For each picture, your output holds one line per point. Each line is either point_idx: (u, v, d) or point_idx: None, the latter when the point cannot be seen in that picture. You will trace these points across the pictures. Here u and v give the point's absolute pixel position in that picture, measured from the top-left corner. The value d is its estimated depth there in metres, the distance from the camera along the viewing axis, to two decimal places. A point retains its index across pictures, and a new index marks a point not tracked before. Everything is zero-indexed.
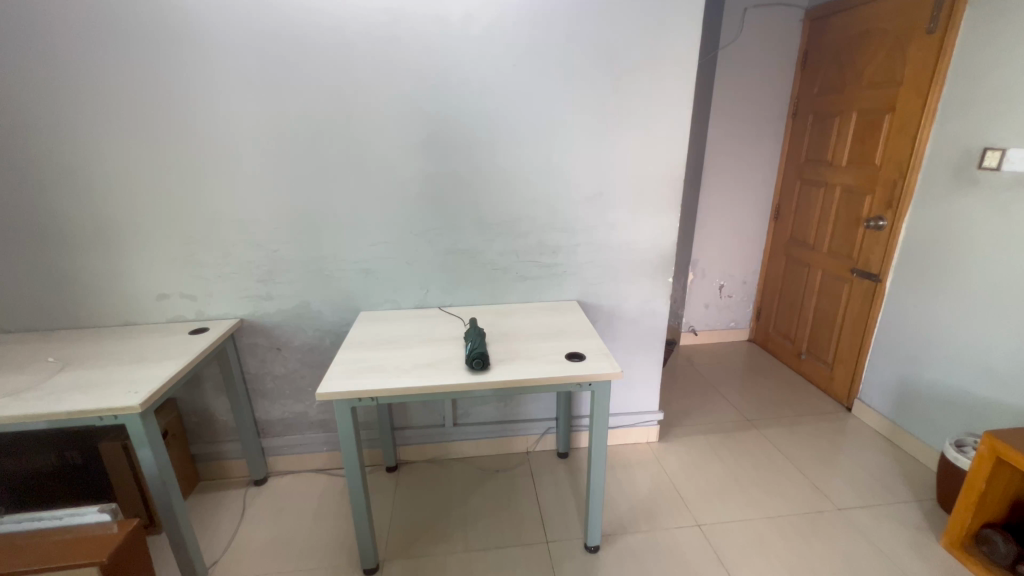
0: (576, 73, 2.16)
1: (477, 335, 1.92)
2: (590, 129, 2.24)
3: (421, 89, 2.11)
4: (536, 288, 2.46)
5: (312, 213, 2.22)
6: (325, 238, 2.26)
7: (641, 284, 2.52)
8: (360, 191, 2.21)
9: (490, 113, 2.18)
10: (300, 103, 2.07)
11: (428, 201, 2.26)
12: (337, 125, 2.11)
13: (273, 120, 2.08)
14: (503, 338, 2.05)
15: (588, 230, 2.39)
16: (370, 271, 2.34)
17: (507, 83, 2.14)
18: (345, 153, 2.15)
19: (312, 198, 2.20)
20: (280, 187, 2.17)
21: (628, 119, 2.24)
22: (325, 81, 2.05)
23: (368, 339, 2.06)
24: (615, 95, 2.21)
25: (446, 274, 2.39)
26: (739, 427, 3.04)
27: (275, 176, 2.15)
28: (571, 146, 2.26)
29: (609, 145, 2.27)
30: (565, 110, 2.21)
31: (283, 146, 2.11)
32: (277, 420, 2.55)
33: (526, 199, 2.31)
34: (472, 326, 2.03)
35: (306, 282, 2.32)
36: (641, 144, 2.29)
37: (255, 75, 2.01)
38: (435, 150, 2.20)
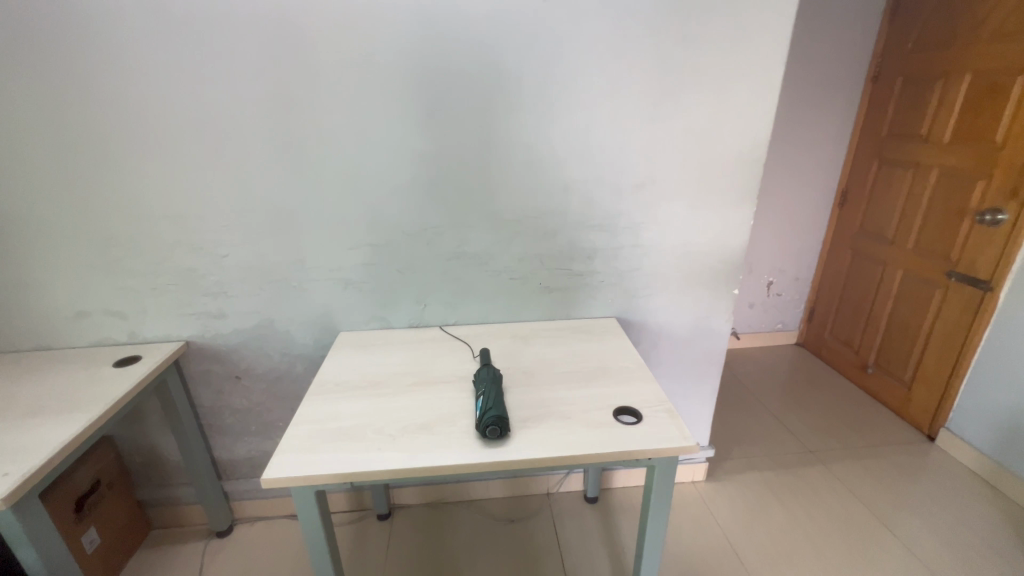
0: (630, 15, 1.55)
1: (491, 384, 1.39)
2: (643, 94, 1.65)
3: (413, 36, 1.51)
4: (564, 302, 1.92)
5: (270, 206, 1.67)
6: (289, 239, 1.72)
7: (697, 297, 1.97)
8: (333, 177, 1.65)
9: (510, 72, 1.58)
10: (243, 52, 1.48)
11: (424, 191, 1.70)
12: (299, 86, 1.53)
13: (207, 78, 1.50)
14: (526, 380, 1.52)
15: (636, 227, 1.83)
16: (350, 281, 1.80)
17: (536, 20, 1.53)
18: (311, 126, 1.58)
19: (268, 187, 1.64)
20: (224, 171, 1.61)
21: (697, 77, 1.64)
22: (278, 23, 1.46)
23: (345, 379, 1.54)
24: (681, 47, 1.60)
25: (448, 285, 1.85)
26: (800, 460, 2.54)
27: (217, 157, 1.59)
28: (619, 112, 1.66)
29: (667, 115, 1.68)
30: (613, 61, 1.60)
31: (224, 115, 1.54)
32: (241, 460, 2.07)
33: (554, 187, 1.74)
34: (484, 367, 1.49)
35: (268, 296, 1.79)
36: (712, 111, 1.69)
37: (179, 13, 1.43)
38: (433, 120, 1.61)
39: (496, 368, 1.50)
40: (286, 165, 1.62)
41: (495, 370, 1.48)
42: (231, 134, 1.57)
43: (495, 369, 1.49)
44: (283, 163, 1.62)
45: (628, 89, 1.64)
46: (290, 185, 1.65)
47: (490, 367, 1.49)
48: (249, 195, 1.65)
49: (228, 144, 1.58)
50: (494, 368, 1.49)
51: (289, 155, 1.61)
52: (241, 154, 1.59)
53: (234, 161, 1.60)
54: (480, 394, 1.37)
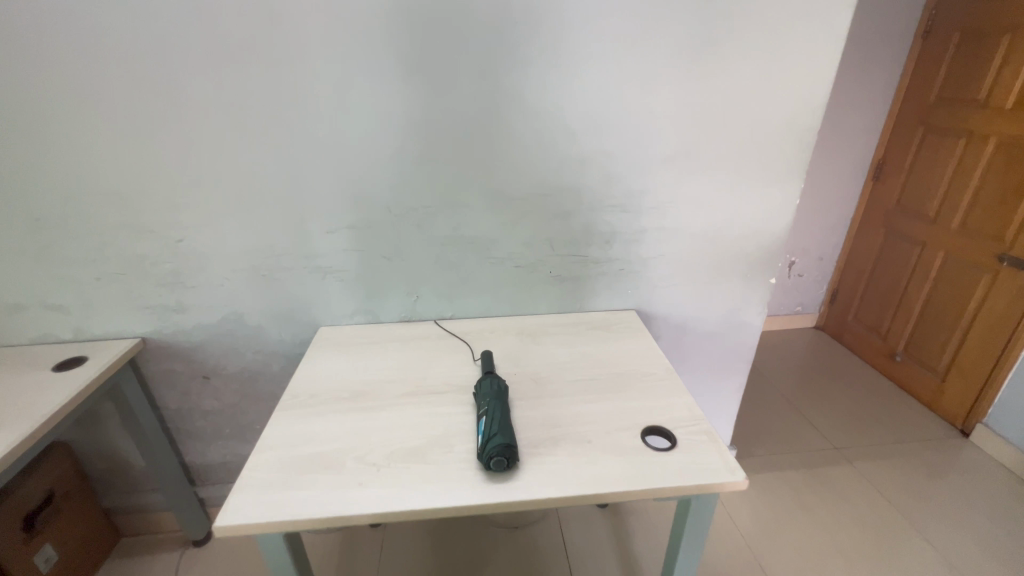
0: None
1: (495, 401, 1.16)
2: (679, 46, 1.35)
3: None
4: (577, 293, 1.67)
5: (229, 181, 1.40)
6: (255, 222, 1.46)
7: (728, 288, 1.73)
8: (304, 146, 1.37)
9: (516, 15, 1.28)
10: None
11: (414, 163, 1.42)
12: (257, 30, 1.23)
13: (140, 19, 1.20)
14: (535, 391, 1.29)
15: (664, 206, 1.56)
16: (328, 270, 1.55)
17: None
18: (274, 81, 1.29)
19: (226, 158, 1.36)
20: (170, 138, 1.33)
21: (748, 21, 1.34)
22: None
23: (322, 390, 1.31)
24: None
25: (444, 274, 1.60)
26: (824, 458, 2.36)
27: (160, 121, 1.31)
28: (651, 66, 1.37)
29: (706, 72, 1.39)
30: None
31: (165, 68, 1.25)
32: (215, 465, 1.87)
33: (569, 159, 1.46)
34: (487, 377, 1.27)
35: (234, 287, 1.54)
36: (763, 66, 1.40)
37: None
38: (423, 75, 1.32)
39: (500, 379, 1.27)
40: (246, 131, 1.34)
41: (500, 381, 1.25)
42: (175, 92, 1.28)
43: (500, 379, 1.26)
44: (243, 129, 1.33)
45: (665, 36, 1.34)
46: (253, 156, 1.37)
47: (493, 377, 1.26)
48: (204, 169, 1.37)
49: (173, 104, 1.29)
50: (498, 379, 1.26)
51: (249, 120, 1.32)
52: (189, 118, 1.31)
53: (182, 126, 1.32)
54: (482, 412, 1.15)
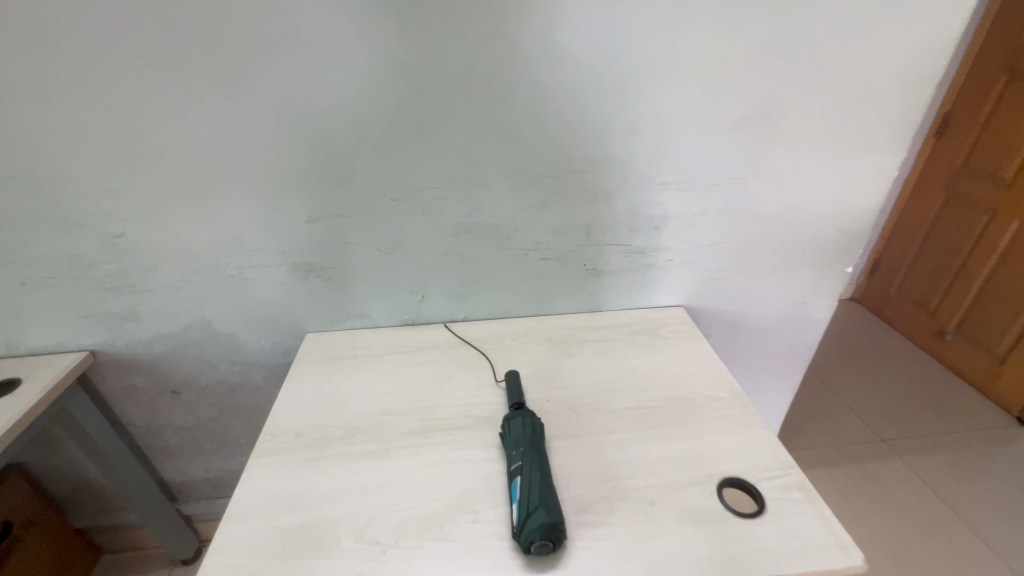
0: None
1: (529, 455, 0.90)
2: None
3: None
4: (615, 288, 1.39)
5: (175, 157, 1.07)
6: (214, 211, 1.14)
7: (796, 279, 1.44)
8: (269, 109, 1.04)
9: None
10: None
11: (414, 132, 1.09)
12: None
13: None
14: (575, 427, 1.04)
15: (733, 182, 1.23)
16: (312, 268, 1.25)
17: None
18: (221, 16, 0.94)
19: (167, 126, 1.04)
20: (90, 100, 1.00)
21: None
22: None
23: (310, 429, 1.05)
24: None
25: (455, 270, 1.30)
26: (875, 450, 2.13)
27: (72, 76, 0.97)
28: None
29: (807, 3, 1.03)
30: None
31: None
32: (198, 481, 1.65)
33: (616, 123, 1.12)
34: (515, 416, 1.00)
35: (196, 290, 1.25)
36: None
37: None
38: (425, 7, 0.96)
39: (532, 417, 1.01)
40: (190, 89, 1.00)
41: (532, 422, 0.98)
42: (86, 34, 0.93)
43: (533, 419, 0.99)
44: (186, 87, 1.00)
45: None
46: (203, 123, 1.04)
47: (523, 417, 0.99)
48: (140, 140, 1.05)
49: (85, 51, 0.95)
50: (531, 418, 0.99)
51: (192, 73, 0.99)
52: (111, 71, 0.97)
53: (102, 83, 0.98)
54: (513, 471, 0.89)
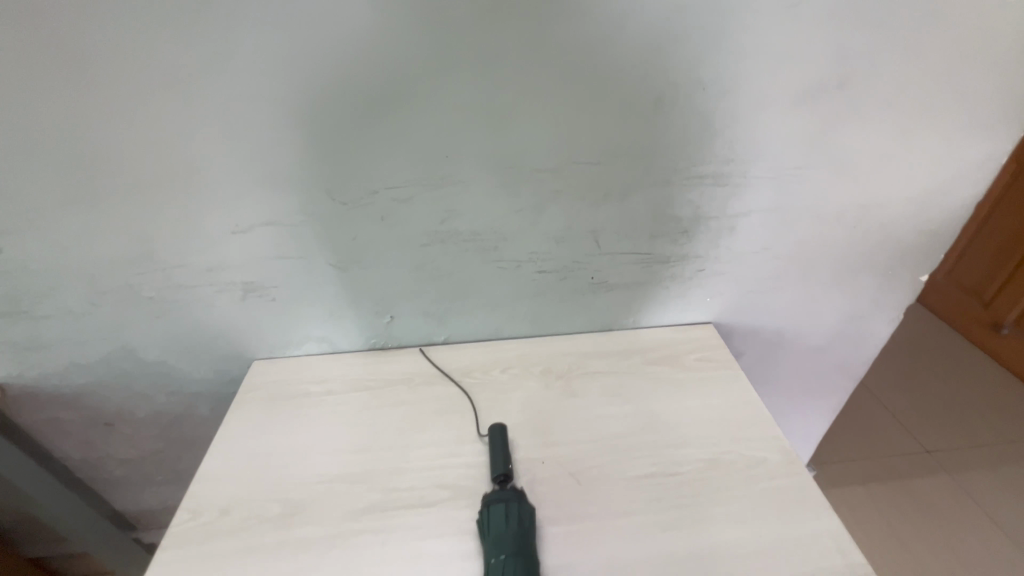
0: None
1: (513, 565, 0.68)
2: None
3: None
4: (630, 305, 1.12)
5: (49, 151, 0.81)
6: (114, 220, 0.89)
7: (857, 291, 1.15)
8: (165, 87, 0.77)
9: None
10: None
11: (365, 114, 0.82)
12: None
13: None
14: (579, 503, 0.81)
15: (788, 174, 0.94)
16: (250, 287, 1.00)
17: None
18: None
19: (30, 108, 0.77)
20: None
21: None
22: None
23: (243, 503, 0.83)
24: None
25: (429, 287, 1.04)
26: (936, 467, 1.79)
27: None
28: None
29: None
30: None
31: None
32: (157, 511, 1.47)
33: (636, 98, 0.84)
34: (497, 496, 0.77)
35: (111, 313, 1.01)
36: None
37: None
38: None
39: (520, 496, 0.78)
40: (54, 57, 0.73)
41: (518, 507, 0.76)
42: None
43: (520, 501, 0.76)
44: (44, 57, 0.73)
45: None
46: (80, 104, 0.77)
47: (507, 499, 0.76)
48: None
49: None
50: (518, 500, 0.76)
51: (51, 36, 0.71)
52: None
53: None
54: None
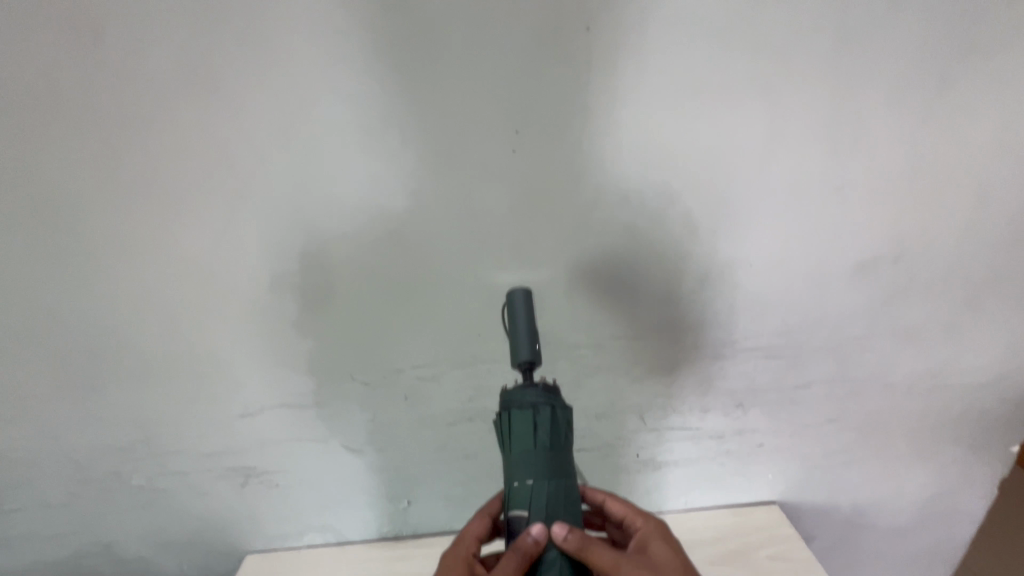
0: None
1: (565, 535, 0.63)
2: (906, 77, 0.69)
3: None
4: (680, 485, 0.98)
5: (67, 339, 0.77)
6: (115, 409, 0.82)
7: (940, 464, 1.00)
8: (195, 281, 0.75)
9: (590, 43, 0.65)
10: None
11: (396, 297, 0.78)
12: (78, 49, 0.62)
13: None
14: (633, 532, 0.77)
15: (849, 346, 0.87)
16: (252, 474, 0.89)
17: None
18: (133, 154, 0.68)
19: (60, 293, 0.75)
20: None
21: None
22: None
23: None
24: None
25: (452, 470, 0.92)
26: None
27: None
28: (864, 82, 0.69)
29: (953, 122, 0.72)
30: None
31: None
32: None
33: (679, 280, 0.80)
34: (535, 417, 0.65)
35: (94, 504, 0.89)
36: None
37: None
38: (411, 133, 0.68)
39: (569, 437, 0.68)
40: (93, 249, 0.73)
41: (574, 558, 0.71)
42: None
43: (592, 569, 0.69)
44: (83, 259, 0.73)
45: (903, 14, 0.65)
46: (108, 295, 0.75)
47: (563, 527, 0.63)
48: (21, 312, 0.76)
49: None
50: (564, 410, 0.67)
51: (94, 241, 0.72)
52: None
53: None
54: (516, 556, 0.62)
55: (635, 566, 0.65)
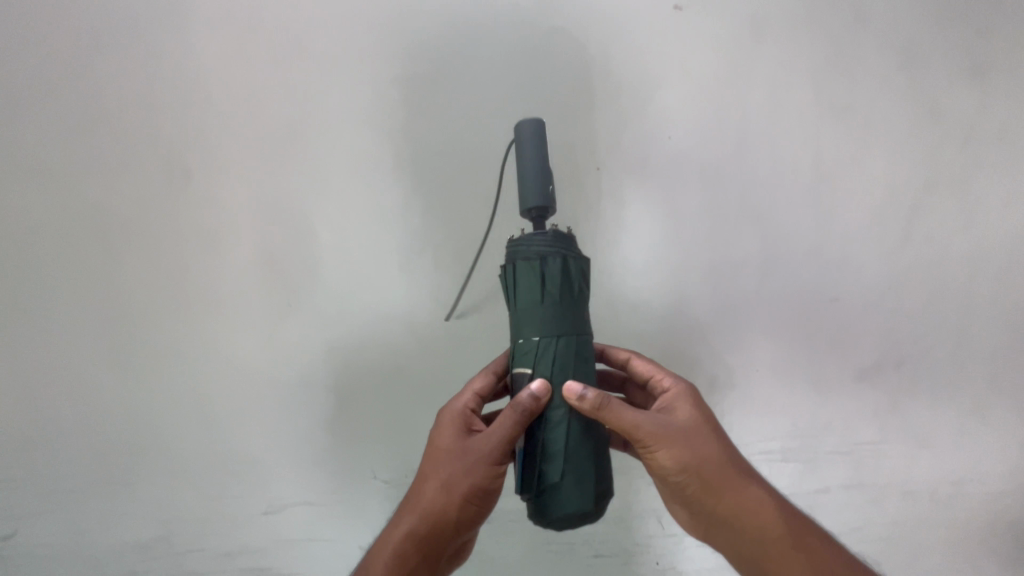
0: (817, 81, 0.82)
1: (581, 391, 0.57)
2: (856, 208, 0.84)
3: (409, 141, 0.83)
4: None
5: (120, 428, 0.83)
6: (144, 500, 0.84)
7: None
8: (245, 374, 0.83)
9: (592, 183, 0.81)
10: (106, 123, 0.81)
11: (425, 392, 0.85)
12: (199, 185, 0.82)
13: (27, 171, 0.80)
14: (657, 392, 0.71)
15: (875, 451, 0.85)
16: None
17: (657, 32, 0.81)
18: (221, 265, 0.82)
19: (114, 385, 0.83)
20: (39, 376, 0.82)
21: (973, 130, 0.83)
22: (172, 129, 0.82)
23: None
24: (917, 129, 0.83)
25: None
26: None
27: (15, 323, 0.82)
28: (821, 209, 0.83)
29: (907, 242, 0.84)
30: (805, 103, 0.82)
31: (45, 239, 0.81)
32: None
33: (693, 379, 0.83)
34: (542, 268, 0.59)
35: None
36: (1014, 200, 0.84)
37: (3, 37, 0.80)
38: (451, 249, 0.84)
39: (576, 290, 0.61)
40: (157, 344, 0.83)
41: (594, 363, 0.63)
42: (50, 280, 0.81)
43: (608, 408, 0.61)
44: (154, 353, 0.83)
45: (838, 161, 0.83)
46: (167, 386, 0.83)
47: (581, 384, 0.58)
48: (82, 403, 0.82)
49: (56, 322, 0.82)
50: (577, 259, 0.61)
51: (169, 337, 0.83)
52: (74, 342, 0.82)
53: (51, 333, 0.82)
54: (516, 411, 0.58)
55: (658, 432, 0.60)
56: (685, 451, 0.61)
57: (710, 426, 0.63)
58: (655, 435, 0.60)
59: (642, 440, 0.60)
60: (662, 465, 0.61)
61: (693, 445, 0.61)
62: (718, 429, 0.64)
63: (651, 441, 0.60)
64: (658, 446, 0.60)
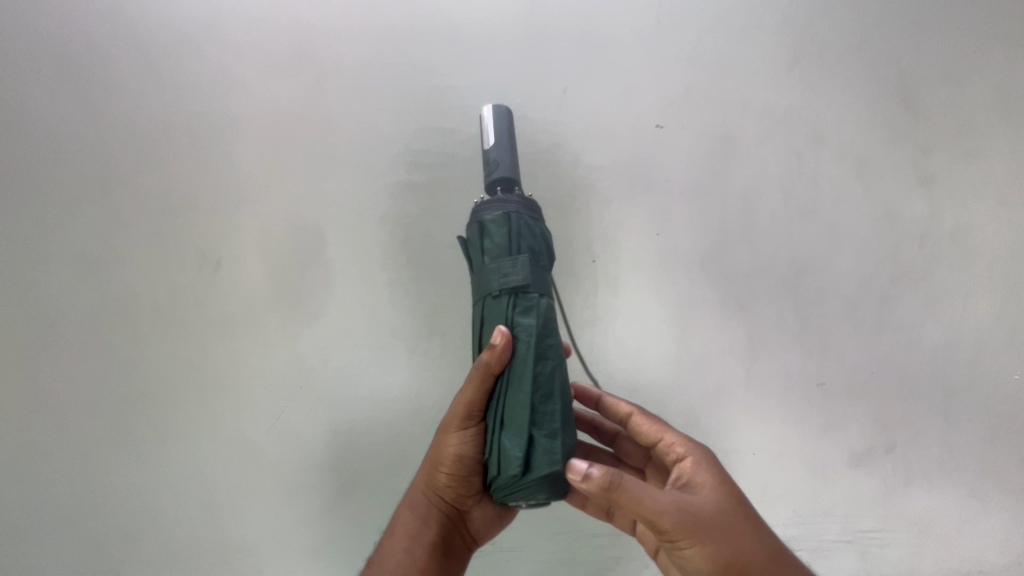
0: (785, 187, 0.93)
1: (585, 472, 0.54)
2: (832, 299, 0.91)
3: (421, 237, 0.91)
4: None
5: (118, 514, 0.82)
6: None
7: None
8: (250, 460, 0.84)
9: (588, 276, 0.89)
10: (147, 218, 0.89)
11: None
12: (226, 274, 0.89)
13: (64, 260, 0.86)
14: (671, 459, 0.68)
15: (876, 541, 0.85)
16: None
17: (641, 148, 0.92)
18: (237, 348, 0.87)
19: (120, 468, 0.83)
20: (44, 459, 0.82)
21: (927, 233, 0.93)
22: (206, 224, 0.89)
23: None
24: (877, 229, 0.92)
25: None
26: None
27: (27, 407, 0.83)
28: (801, 300, 0.90)
29: (881, 331, 0.90)
30: (777, 207, 0.92)
31: (74, 323, 0.85)
32: None
33: None
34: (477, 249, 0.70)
35: None
36: (973, 292, 0.92)
37: (61, 141, 0.89)
38: (460, 334, 0.90)
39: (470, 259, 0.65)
40: (168, 424, 0.85)
41: (494, 318, 0.61)
42: (72, 364, 0.84)
43: (496, 369, 0.60)
44: (162, 435, 0.84)
45: (812, 257, 0.91)
46: (171, 470, 0.84)
47: (492, 339, 0.59)
48: (83, 487, 0.82)
49: (70, 405, 0.84)
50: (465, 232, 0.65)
51: (178, 421, 0.85)
52: (84, 424, 0.83)
53: (64, 415, 0.83)
54: None
55: (688, 524, 0.56)
56: (717, 544, 0.57)
57: (737, 508, 0.60)
58: (687, 529, 0.56)
59: (671, 532, 0.56)
60: (694, 563, 0.57)
61: (728, 539, 0.58)
62: (751, 514, 0.61)
63: (680, 535, 0.56)
64: (689, 542, 0.56)
